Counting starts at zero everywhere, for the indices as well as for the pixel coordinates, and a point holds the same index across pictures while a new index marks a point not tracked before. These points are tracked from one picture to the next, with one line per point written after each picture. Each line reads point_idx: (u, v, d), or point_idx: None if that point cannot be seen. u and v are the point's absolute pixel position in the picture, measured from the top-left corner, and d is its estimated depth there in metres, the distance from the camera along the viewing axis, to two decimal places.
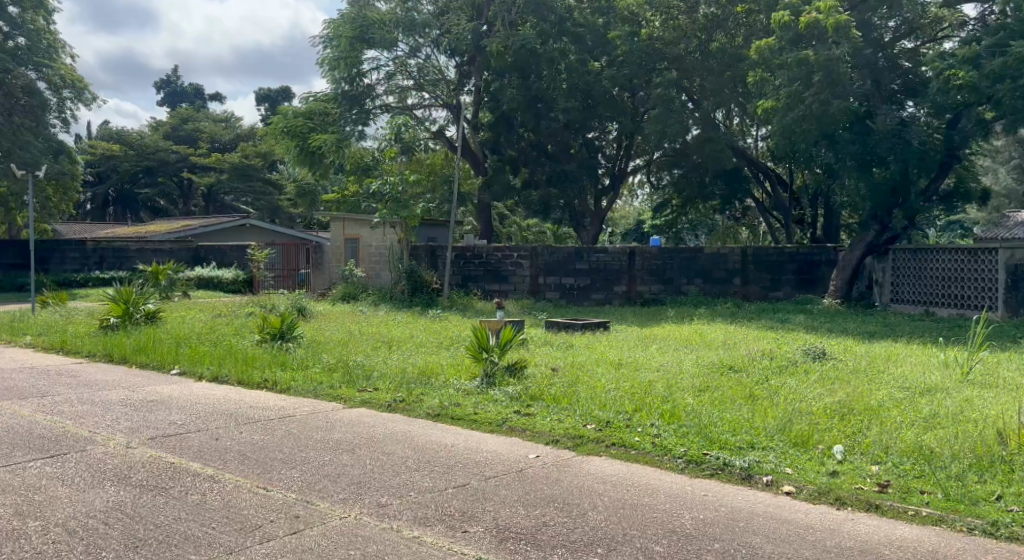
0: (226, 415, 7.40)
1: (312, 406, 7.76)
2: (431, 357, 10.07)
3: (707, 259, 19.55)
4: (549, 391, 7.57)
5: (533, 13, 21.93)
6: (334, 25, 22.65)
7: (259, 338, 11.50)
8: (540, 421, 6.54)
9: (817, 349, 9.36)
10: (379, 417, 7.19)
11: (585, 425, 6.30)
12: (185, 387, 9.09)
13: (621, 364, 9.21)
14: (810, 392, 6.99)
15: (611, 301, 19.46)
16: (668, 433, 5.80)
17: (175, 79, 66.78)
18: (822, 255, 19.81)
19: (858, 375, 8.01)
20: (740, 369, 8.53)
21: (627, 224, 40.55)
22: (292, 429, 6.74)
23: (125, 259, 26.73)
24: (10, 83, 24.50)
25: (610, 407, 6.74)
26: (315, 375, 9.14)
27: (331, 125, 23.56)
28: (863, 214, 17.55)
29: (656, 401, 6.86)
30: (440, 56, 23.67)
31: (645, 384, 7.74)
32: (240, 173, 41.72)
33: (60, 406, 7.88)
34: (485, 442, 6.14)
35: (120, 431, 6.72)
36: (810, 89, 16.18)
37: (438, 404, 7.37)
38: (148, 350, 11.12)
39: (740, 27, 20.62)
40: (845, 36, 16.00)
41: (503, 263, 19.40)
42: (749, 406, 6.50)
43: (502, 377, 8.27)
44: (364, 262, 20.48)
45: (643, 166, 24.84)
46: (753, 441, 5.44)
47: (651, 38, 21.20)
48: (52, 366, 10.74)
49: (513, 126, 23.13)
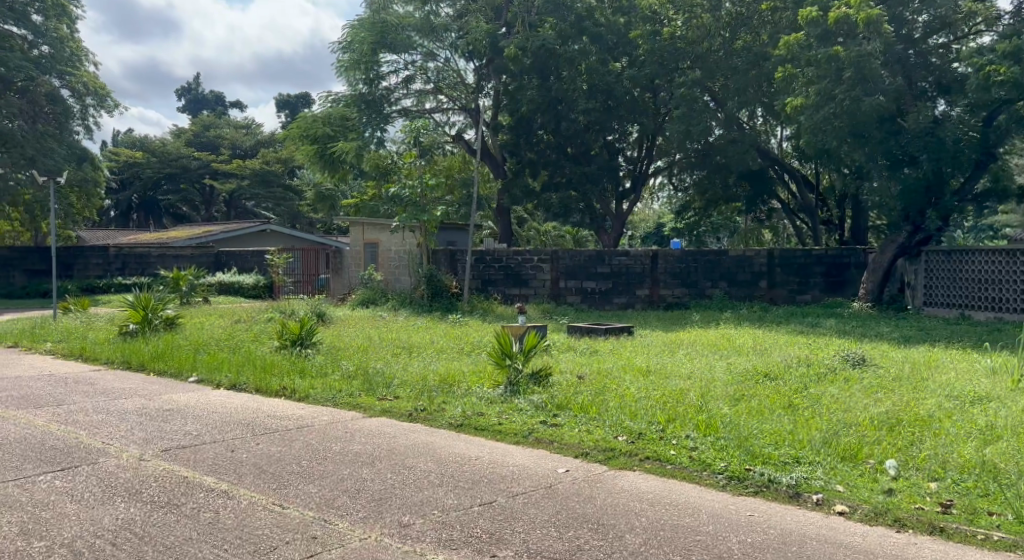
0: (243, 425, 7.16)
1: (330, 415, 7.50)
2: (453, 364, 9.78)
3: (732, 261, 19.16)
4: (576, 399, 7.28)
5: (551, 13, 21.91)
6: (352, 30, 22.53)
7: (278, 344, 11.28)
8: (568, 432, 6.26)
9: (856, 355, 9.01)
10: (399, 427, 6.93)
11: (615, 436, 6.02)
12: (203, 395, 8.88)
13: (649, 371, 8.90)
14: (855, 402, 6.65)
15: (634, 305, 19.12)
16: (705, 446, 5.50)
17: (196, 86, 67.36)
18: (852, 258, 19.25)
19: (902, 383, 7.68)
20: (776, 376, 8.20)
21: (647, 226, 40.25)
22: (311, 440, 6.48)
23: (147, 265, 26.72)
24: (34, 91, 24.72)
25: (641, 418, 6.44)
26: (334, 382, 8.89)
27: (350, 129, 23.44)
28: (894, 214, 17.12)
29: (689, 411, 6.55)
30: (459, 59, 23.38)
31: (676, 392, 7.43)
32: (261, 179, 41.93)
33: (74, 415, 7.67)
34: (511, 455, 5.85)
35: (133, 442, 6.49)
36: (840, 87, 15.94)
37: (461, 414, 7.10)
38: (167, 357, 10.94)
39: (765, 24, 20.22)
40: (877, 32, 15.81)
41: (523, 267, 19.19)
42: (790, 418, 6.19)
43: (526, 386, 7.95)
44: (384, 267, 20.26)
45: (664, 168, 24.49)
46: (798, 456, 5.16)
47: (673, 38, 20.88)
48: (70, 374, 10.58)
49: (531, 129, 22.71)
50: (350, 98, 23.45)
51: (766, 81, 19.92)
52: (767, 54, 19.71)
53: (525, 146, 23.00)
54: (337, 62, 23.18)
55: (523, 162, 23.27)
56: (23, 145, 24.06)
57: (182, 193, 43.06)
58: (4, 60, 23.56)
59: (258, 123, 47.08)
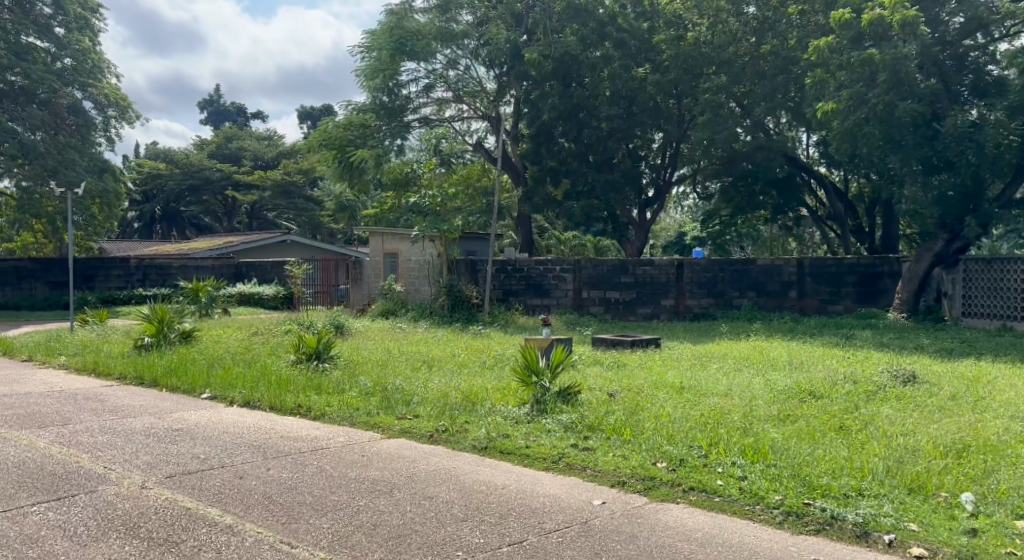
0: (254, 447, 6.74)
1: (347, 436, 7.07)
2: (474, 380, 9.30)
3: (761, 271, 18.59)
4: (609, 420, 6.79)
5: (572, 19, 21.36)
6: (373, 38, 22.26)
7: (294, 359, 10.87)
8: (602, 456, 5.80)
9: (904, 371, 8.47)
10: (419, 450, 6.48)
11: (653, 461, 5.57)
12: (216, 413, 8.49)
13: (684, 388, 8.38)
14: (913, 425, 6.20)
15: (659, 315, 18.60)
16: (755, 475, 5.10)
17: (218, 98, 67.65)
18: (884, 267, 18.57)
19: (958, 402, 7.17)
20: (822, 393, 7.71)
21: (668, 236, 39.75)
22: (325, 465, 6.04)
23: (167, 277, 26.49)
24: (56, 103, 24.60)
25: (680, 441, 5.97)
26: (352, 400, 8.45)
27: (370, 138, 23.07)
28: (931, 222, 16.46)
29: (733, 434, 6.10)
30: (480, 68, 22.96)
31: (715, 412, 6.93)
32: (283, 191, 42.01)
33: (78, 436, 7.28)
34: (541, 483, 5.38)
35: (136, 468, 6.07)
36: (874, 90, 15.48)
37: (486, 435, 6.63)
38: (181, 372, 10.56)
39: (793, 28, 19.55)
40: (913, 33, 15.28)
41: (545, 277, 18.79)
42: (847, 445, 5.73)
43: (554, 404, 7.45)
44: (403, 277, 19.80)
45: (689, 175, 23.98)
46: (862, 489, 4.75)
47: (698, 42, 20.44)
48: (81, 390, 10.21)
49: (552, 136, 22.35)
50: (370, 107, 23.13)
51: (795, 86, 19.42)
52: (797, 59, 19.20)
53: (547, 154, 22.55)
54: (358, 70, 22.94)
55: (544, 169, 22.74)
56: (45, 157, 23.88)
57: (204, 205, 43.03)
58: (26, 72, 23.49)
59: (279, 135, 47.09)
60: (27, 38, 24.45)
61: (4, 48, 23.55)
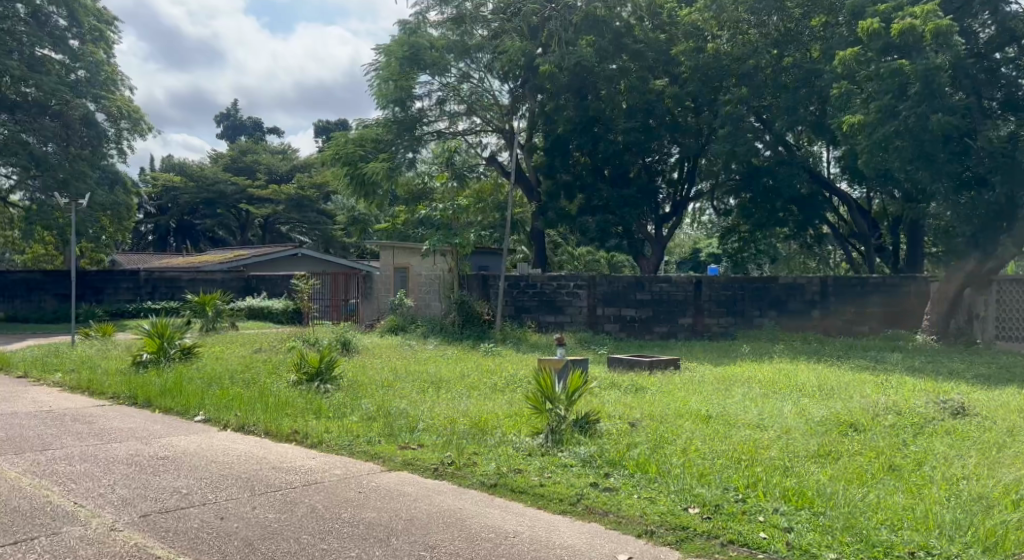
0: (242, 480, 6.15)
1: (344, 469, 6.47)
2: (484, 405, 8.67)
3: (783, 288, 17.89)
4: (633, 453, 6.17)
5: (589, 30, 20.91)
6: (386, 50, 21.77)
7: (295, 380, 10.27)
8: (627, 498, 5.17)
9: (951, 402, 7.80)
10: (422, 486, 5.86)
11: (683, 506, 4.96)
12: (206, 438, 7.90)
13: (711, 416, 7.75)
14: (979, 468, 5.52)
15: (676, 334, 17.94)
16: (805, 526, 4.49)
17: (234, 112, 67.26)
18: (912, 286, 17.87)
19: (1018, 439, 6.49)
20: (865, 426, 7.05)
21: (683, 253, 39.22)
22: (318, 504, 5.45)
23: (176, 290, 25.99)
24: (68, 114, 24.17)
25: (713, 481, 5.35)
26: (353, 426, 7.84)
27: (383, 150, 22.55)
28: (963, 241, 15.94)
29: (772, 474, 5.48)
30: (493, 80, 22.42)
31: (749, 447, 6.29)
32: (296, 205, 41.69)
33: (54, 465, 6.71)
34: (558, 531, 4.78)
35: (109, 505, 5.49)
36: (905, 102, 14.81)
37: (496, 471, 6.00)
38: (175, 392, 9.97)
39: (816, 40, 18.92)
40: (947, 44, 14.60)
41: (559, 293, 18.18)
42: (904, 491, 5.09)
43: (570, 434, 6.83)
44: (415, 291, 19.61)
45: (707, 191, 23.44)
46: (930, 545, 4.12)
47: (718, 53, 19.86)
48: (70, 411, 9.62)
49: (567, 150, 21.88)
50: (383, 120, 22.62)
51: (817, 99, 18.60)
52: (820, 72, 18.38)
53: (561, 167, 22.06)
54: (371, 85, 22.46)
55: (557, 184, 22.31)
56: (56, 169, 23.53)
57: (219, 218, 42.71)
58: (39, 83, 23.10)
59: (294, 148, 46.76)
60: (40, 50, 24.11)
61: (18, 60, 23.22)
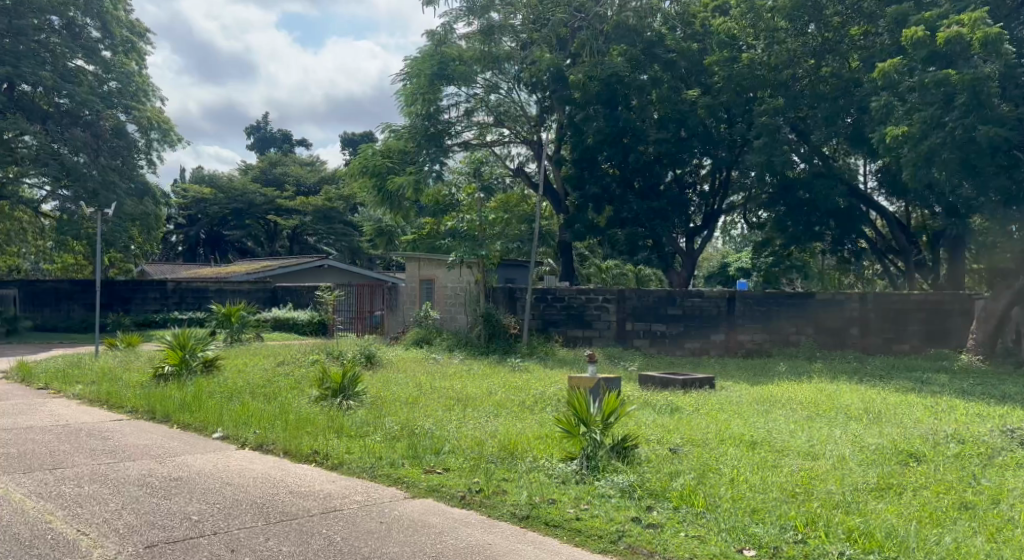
0: (257, 507, 5.76)
1: (366, 495, 6.05)
2: (514, 426, 8.24)
3: (821, 305, 17.18)
4: (678, 484, 5.69)
5: (619, 40, 20.57)
6: (413, 61, 21.48)
7: (318, 395, 9.91)
8: (673, 536, 4.71)
9: (1019, 431, 7.21)
10: (448, 517, 5.43)
11: (737, 548, 4.49)
12: (224, 457, 7.54)
13: (756, 442, 7.25)
14: None
15: (710, 351, 17.38)
16: None
17: (265, 125, 67.68)
18: (955, 304, 17.11)
19: None
20: (927, 456, 6.50)
21: (712, 268, 38.63)
22: (337, 536, 5.04)
23: (203, 301, 25.85)
24: (100, 125, 24.21)
25: (769, 519, 4.87)
26: (376, 446, 7.43)
27: (410, 161, 22.20)
28: (1011, 258, 15.32)
29: (834, 511, 4.97)
30: (521, 91, 22.07)
31: (803, 478, 5.80)
32: (323, 216, 41.60)
33: (62, 486, 6.38)
34: None
35: (113, 533, 5.12)
36: (951, 113, 14.17)
37: (528, 501, 5.55)
38: (194, 406, 9.64)
39: (855, 49, 18.34)
40: (996, 52, 13.99)
41: (587, 307, 17.65)
42: (985, 534, 4.56)
43: (608, 462, 6.35)
44: (440, 304, 19.24)
45: (740, 203, 22.87)
46: None
47: (753, 62, 19.03)
48: (87, 425, 9.32)
49: (596, 162, 21.35)
50: (410, 131, 22.32)
51: (856, 110, 18.02)
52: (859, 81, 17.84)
53: (590, 179, 21.60)
54: (399, 96, 22.17)
55: (586, 196, 21.65)
56: (87, 179, 23.46)
57: (247, 228, 42.74)
58: (72, 94, 23.16)
59: (322, 160, 46.78)
60: (74, 62, 24.17)
61: (52, 71, 23.25)
